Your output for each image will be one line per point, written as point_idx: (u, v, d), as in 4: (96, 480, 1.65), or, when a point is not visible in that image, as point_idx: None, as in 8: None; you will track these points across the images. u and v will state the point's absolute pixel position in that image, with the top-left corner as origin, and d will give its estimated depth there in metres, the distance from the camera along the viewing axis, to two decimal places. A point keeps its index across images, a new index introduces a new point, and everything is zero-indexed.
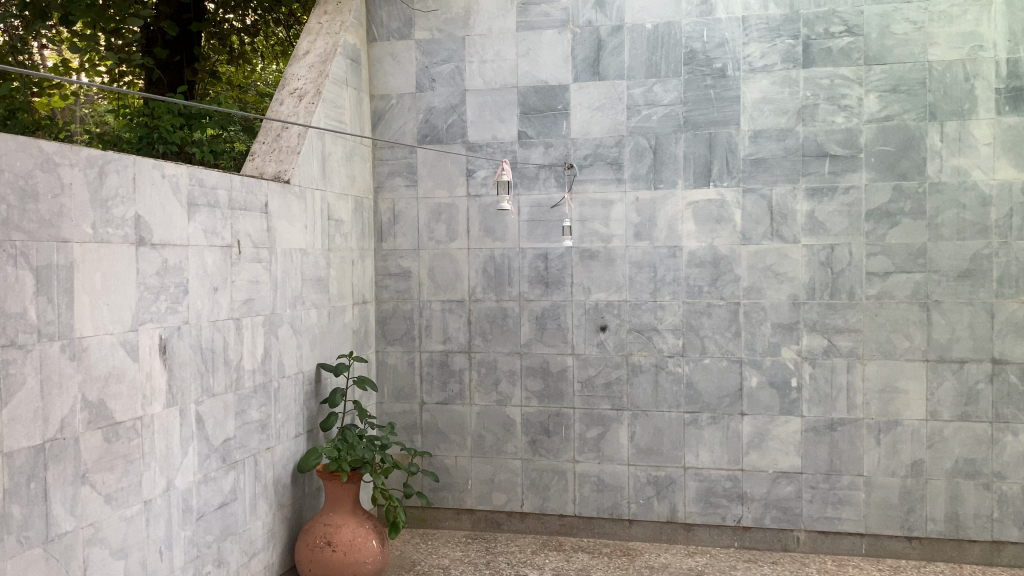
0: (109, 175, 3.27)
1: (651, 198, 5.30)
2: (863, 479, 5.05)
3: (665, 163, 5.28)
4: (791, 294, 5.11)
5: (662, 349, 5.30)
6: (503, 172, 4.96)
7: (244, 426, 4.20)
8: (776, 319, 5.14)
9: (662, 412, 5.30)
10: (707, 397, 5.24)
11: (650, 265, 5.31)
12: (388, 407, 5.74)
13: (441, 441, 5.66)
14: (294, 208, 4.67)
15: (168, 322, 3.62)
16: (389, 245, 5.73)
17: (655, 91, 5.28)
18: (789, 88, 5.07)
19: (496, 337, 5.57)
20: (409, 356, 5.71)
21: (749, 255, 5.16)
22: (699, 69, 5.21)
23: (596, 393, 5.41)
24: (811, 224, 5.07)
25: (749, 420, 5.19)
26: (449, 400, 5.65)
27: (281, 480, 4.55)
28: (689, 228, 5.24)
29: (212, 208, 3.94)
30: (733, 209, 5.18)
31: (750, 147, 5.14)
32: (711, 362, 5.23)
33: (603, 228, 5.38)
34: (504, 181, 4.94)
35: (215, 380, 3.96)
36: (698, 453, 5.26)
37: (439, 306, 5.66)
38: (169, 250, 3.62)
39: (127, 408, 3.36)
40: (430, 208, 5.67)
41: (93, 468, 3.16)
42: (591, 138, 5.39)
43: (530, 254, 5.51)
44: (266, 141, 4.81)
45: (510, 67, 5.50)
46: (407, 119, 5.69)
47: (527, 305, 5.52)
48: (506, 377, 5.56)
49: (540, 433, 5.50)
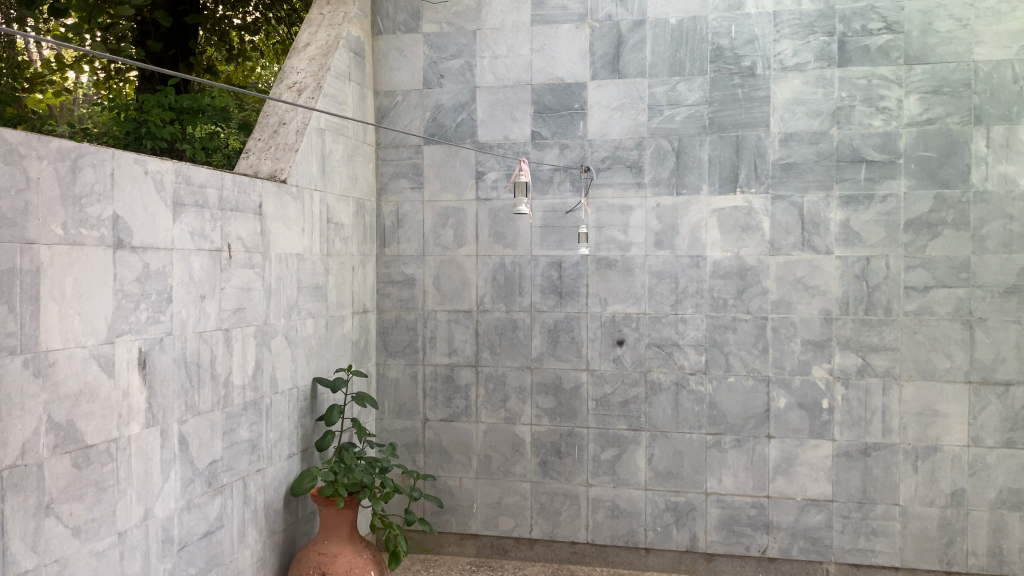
0: (83, 170, 2.91)
1: (673, 204, 4.96)
2: (898, 509, 4.70)
3: (688, 167, 4.93)
4: (823, 309, 4.76)
5: (683, 366, 4.95)
6: (522, 174, 4.46)
7: (233, 448, 3.85)
8: (806, 335, 4.79)
9: (682, 433, 4.95)
10: (731, 418, 4.89)
11: (672, 276, 4.96)
12: (388, 424, 5.39)
13: (445, 460, 5.31)
14: (291, 210, 4.33)
15: (149, 333, 3.27)
16: (392, 251, 5.39)
17: (679, 90, 4.94)
18: (823, 88, 4.74)
19: (505, 351, 5.21)
20: (412, 369, 5.36)
21: (779, 267, 4.82)
22: (726, 67, 4.87)
23: (612, 412, 5.05)
24: (845, 234, 4.73)
25: (776, 443, 4.84)
26: (454, 417, 5.29)
27: (272, 504, 4.19)
28: (714, 237, 4.90)
29: (200, 209, 3.59)
30: (761, 216, 4.83)
31: (781, 152, 4.80)
32: (736, 381, 4.88)
33: (621, 235, 5.03)
34: (522, 181, 4.41)
35: (201, 398, 3.60)
36: (721, 478, 4.91)
37: (445, 316, 5.31)
38: (151, 253, 3.27)
39: (100, 430, 3.00)
40: (436, 212, 5.32)
41: (58, 498, 2.80)
42: (610, 139, 5.05)
43: (543, 262, 5.17)
44: (263, 137, 4.49)
45: (523, 63, 5.17)
46: (413, 117, 5.36)
47: (539, 317, 5.17)
48: (515, 393, 5.20)
49: (551, 454, 5.14)
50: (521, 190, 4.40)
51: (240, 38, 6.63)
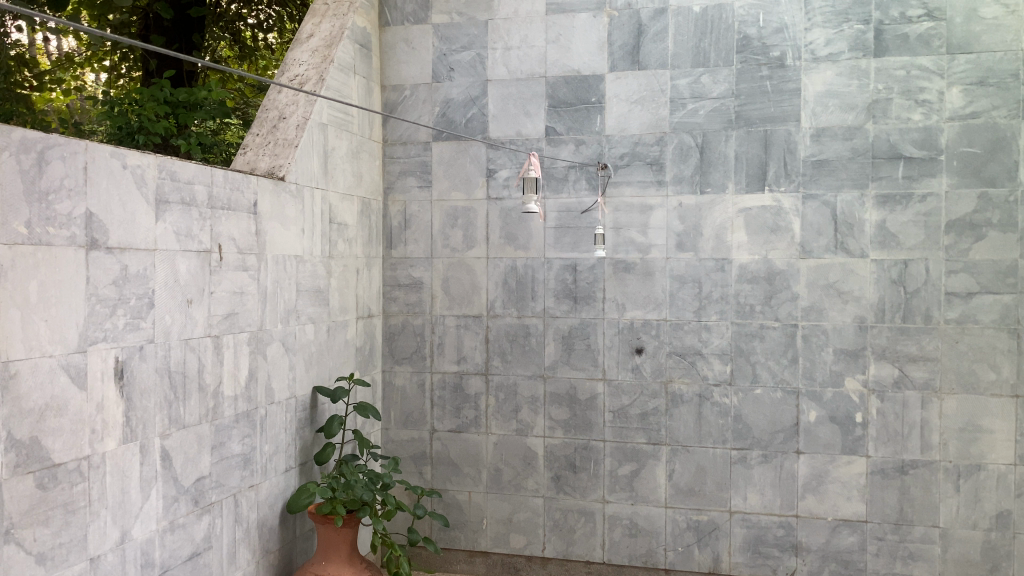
0: (51, 164, 2.68)
1: (696, 203, 4.66)
2: (937, 531, 4.37)
3: (713, 164, 4.63)
4: (857, 316, 4.45)
5: (706, 377, 4.65)
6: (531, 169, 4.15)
7: (223, 463, 3.60)
8: (838, 345, 4.48)
9: (705, 448, 4.65)
10: (758, 432, 4.58)
11: (694, 280, 4.66)
12: (394, 434, 5.13)
13: (453, 474, 5.03)
14: (289, 209, 4.08)
15: (127, 341, 3.03)
16: (399, 253, 5.13)
17: (703, 83, 4.64)
18: (858, 80, 4.43)
19: (517, 359, 4.94)
20: (420, 377, 5.09)
21: (810, 271, 4.50)
22: (754, 58, 4.57)
23: (630, 424, 4.75)
24: (881, 236, 4.41)
25: (806, 459, 4.53)
26: (463, 428, 5.02)
27: (267, 521, 3.94)
28: (740, 239, 4.59)
29: (187, 207, 3.34)
30: (791, 217, 4.52)
31: (812, 148, 4.49)
32: (763, 393, 4.57)
33: (641, 237, 4.74)
34: (530, 177, 4.10)
35: (186, 411, 3.36)
36: (746, 495, 4.61)
37: (453, 321, 5.04)
38: (130, 255, 3.03)
39: (69, 446, 2.76)
40: (445, 212, 5.06)
41: (20, 522, 2.56)
42: (629, 135, 4.76)
43: (557, 264, 4.88)
44: (261, 133, 4.25)
45: (537, 55, 4.89)
46: (421, 112, 5.09)
47: (553, 323, 4.89)
48: (528, 404, 4.92)
49: (565, 468, 4.86)
50: (530, 186, 4.08)
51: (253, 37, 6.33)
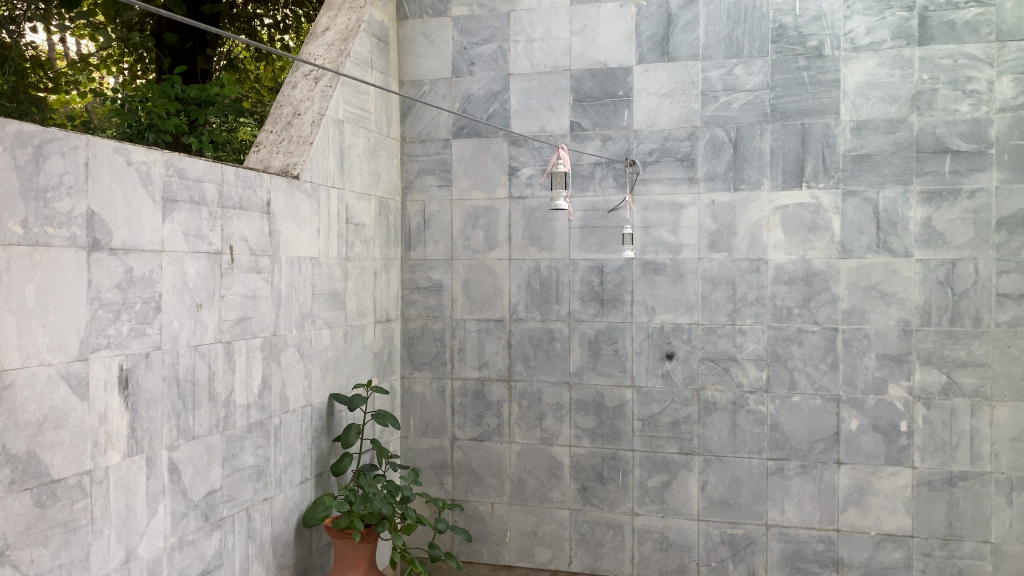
0: (49, 159, 2.50)
1: (729, 201, 4.44)
2: (989, 547, 4.11)
3: (747, 159, 4.41)
4: (901, 319, 4.21)
5: (741, 383, 4.42)
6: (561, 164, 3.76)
7: (235, 475, 3.42)
8: (882, 349, 4.24)
9: (740, 458, 4.43)
10: (796, 441, 4.35)
11: (728, 281, 4.44)
12: (414, 443, 4.95)
13: (475, 484, 4.84)
14: (304, 209, 3.90)
15: (132, 348, 2.85)
16: (418, 254, 4.95)
17: (736, 74, 4.42)
18: (900, 70, 4.19)
19: (541, 365, 4.73)
20: (440, 383, 4.90)
21: (850, 272, 4.27)
22: (790, 48, 4.34)
23: (660, 433, 4.54)
24: (927, 234, 4.17)
25: (847, 470, 4.29)
26: (485, 437, 4.82)
27: (282, 536, 3.76)
28: (776, 238, 4.37)
29: (196, 206, 3.16)
30: (831, 215, 4.29)
31: (853, 142, 4.26)
32: (802, 401, 4.34)
33: (671, 237, 4.53)
34: (558, 171, 3.72)
35: (196, 421, 3.18)
36: (784, 508, 4.38)
37: (475, 325, 4.85)
38: (135, 256, 2.85)
39: (70, 461, 2.58)
40: (466, 212, 4.86)
41: (16, 543, 2.38)
42: (658, 130, 4.55)
43: (582, 265, 4.68)
44: (275, 130, 4.08)
45: (561, 47, 4.69)
46: (441, 108, 4.90)
47: (578, 327, 4.68)
48: (553, 411, 4.72)
49: (592, 479, 4.65)
50: (558, 181, 3.71)
51: (270, 37, 6.11)
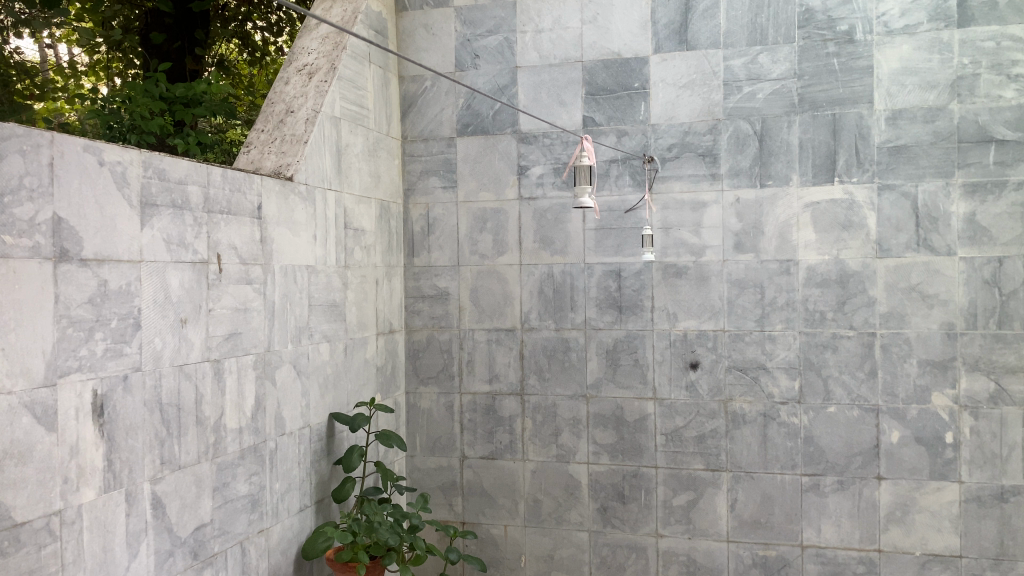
0: (7, 157, 2.19)
1: (756, 198, 4.14)
2: None
3: (774, 153, 4.11)
4: (944, 322, 3.90)
5: (772, 394, 4.12)
6: (583, 156, 3.42)
7: (227, 507, 3.10)
8: (923, 355, 3.93)
9: (772, 474, 4.12)
10: (832, 456, 4.04)
11: (756, 285, 4.13)
12: (420, 462, 4.64)
13: (487, 506, 4.53)
14: (299, 213, 3.60)
15: (107, 370, 2.54)
16: (422, 261, 4.64)
17: (760, 63, 4.12)
18: (939, 55, 3.90)
19: (555, 377, 4.43)
20: (447, 398, 4.60)
21: (888, 272, 3.97)
22: (818, 33, 4.05)
23: (685, 448, 4.23)
24: (971, 230, 3.86)
25: (888, 486, 3.98)
26: (497, 454, 4.52)
27: (280, 569, 3.45)
28: (807, 237, 4.07)
29: (178, 210, 2.86)
30: (866, 211, 3.99)
31: (888, 132, 3.97)
32: (838, 411, 4.04)
33: (693, 238, 4.23)
34: (582, 165, 3.39)
35: (182, 449, 2.86)
36: (821, 527, 4.07)
37: (484, 335, 4.54)
38: (110, 268, 2.55)
39: (35, 501, 2.27)
40: (472, 215, 4.56)
41: None
42: (677, 123, 4.25)
43: (598, 270, 4.38)
44: (266, 129, 3.78)
45: (572, 37, 4.40)
46: (444, 105, 4.60)
47: (595, 336, 4.38)
48: (569, 426, 4.41)
49: (612, 499, 4.34)
50: (582, 175, 3.38)
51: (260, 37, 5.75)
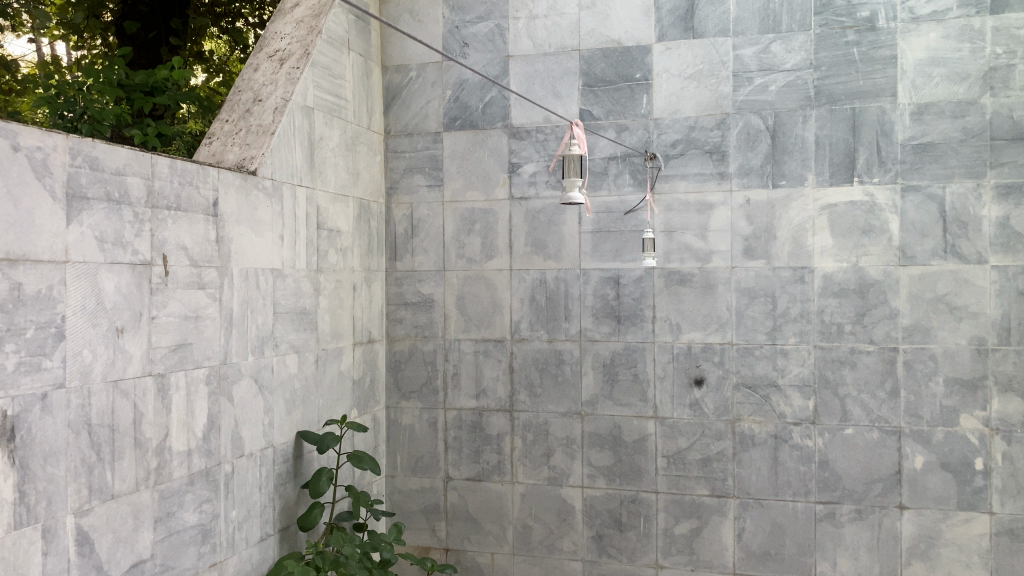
0: None
1: (767, 200, 3.79)
2: None
3: (787, 151, 3.77)
4: (974, 338, 3.55)
5: (784, 414, 3.76)
6: (573, 145, 3.05)
7: (171, 540, 2.76)
8: (951, 373, 3.57)
9: (783, 501, 3.76)
10: (849, 482, 3.69)
11: (767, 294, 3.79)
12: (401, 483, 4.29)
13: (473, 531, 4.18)
14: (262, 211, 3.26)
15: (21, 387, 2.19)
16: (405, 265, 4.30)
17: (773, 52, 3.78)
18: (969, 44, 3.55)
19: (548, 392, 4.08)
20: (431, 414, 4.25)
21: (912, 281, 3.62)
22: (837, 20, 3.71)
23: (688, 472, 3.88)
24: (1005, 237, 3.50)
25: (911, 517, 3.62)
26: (483, 476, 4.17)
27: None
28: (823, 243, 3.72)
29: (114, 205, 2.52)
30: (888, 215, 3.65)
31: (913, 129, 3.62)
32: (856, 434, 3.68)
33: (698, 242, 3.88)
34: (573, 154, 3.03)
35: (116, 476, 2.52)
36: (836, 561, 3.71)
37: (471, 346, 4.20)
38: (26, 270, 2.20)
39: None
40: (460, 217, 4.22)
41: None
42: (682, 118, 3.91)
43: (595, 277, 4.03)
44: (231, 118, 3.43)
45: (569, 24, 4.06)
46: (429, 97, 4.27)
47: (591, 348, 4.03)
48: (562, 446, 4.06)
49: (609, 526, 3.98)
50: (572, 167, 3.02)
51: None
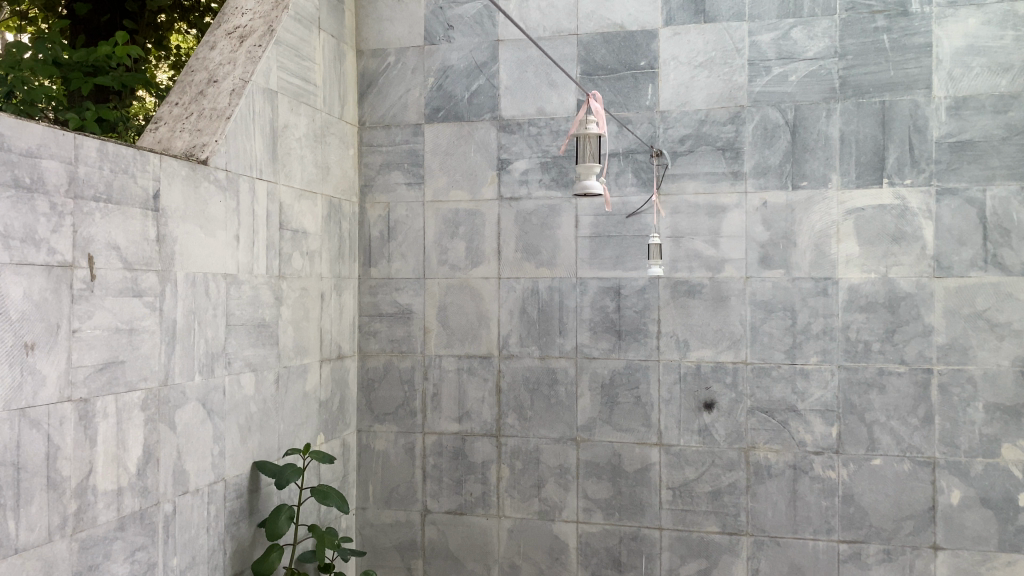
0: None
1: (786, 203, 3.40)
2: None
3: (809, 148, 3.38)
4: (1018, 359, 3.17)
5: (804, 443, 3.37)
6: (591, 122, 2.64)
7: None
8: (991, 399, 3.19)
9: (802, 540, 3.36)
10: (877, 519, 3.29)
11: (786, 308, 3.39)
12: (373, 516, 3.84)
13: (453, 570, 3.74)
14: (214, 206, 2.81)
15: None
16: (380, 272, 3.86)
17: (794, 38, 3.40)
18: (1013, 31, 3.19)
19: (539, 416, 3.65)
20: (408, 439, 3.80)
21: (949, 295, 3.24)
22: (865, 3, 3.34)
23: (696, 506, 3.46)
24: None
25: (946, 559, 3.23)
26: (466, 508, 3.73)
27: None
28: (848, 252, 3.34)
29: (24, 195, 2.06)
30: (922, 221, 3.27)
31: (950, 124, 3.25)
32: (884, 465, 3.29)
33: (709, 250, 3.48)
34: (591, 134, 2.63)
35: (21, 524, 2.05)
36: None
37: (453, 363, 3.76)
38: None
39: None
40: (442, 219, 3.79)
41: None
42: (692, 110, 3.51)
43: (592, 287, 3.62)
44: (181, 101, 2.95)
45: (565, 6, 3.66)
46: (410, 85, 3.84)
47: (587, 366, 3.61)
48: (554, 476, 3.63)
49: (606, 566, 3.56)
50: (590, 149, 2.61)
51: None
